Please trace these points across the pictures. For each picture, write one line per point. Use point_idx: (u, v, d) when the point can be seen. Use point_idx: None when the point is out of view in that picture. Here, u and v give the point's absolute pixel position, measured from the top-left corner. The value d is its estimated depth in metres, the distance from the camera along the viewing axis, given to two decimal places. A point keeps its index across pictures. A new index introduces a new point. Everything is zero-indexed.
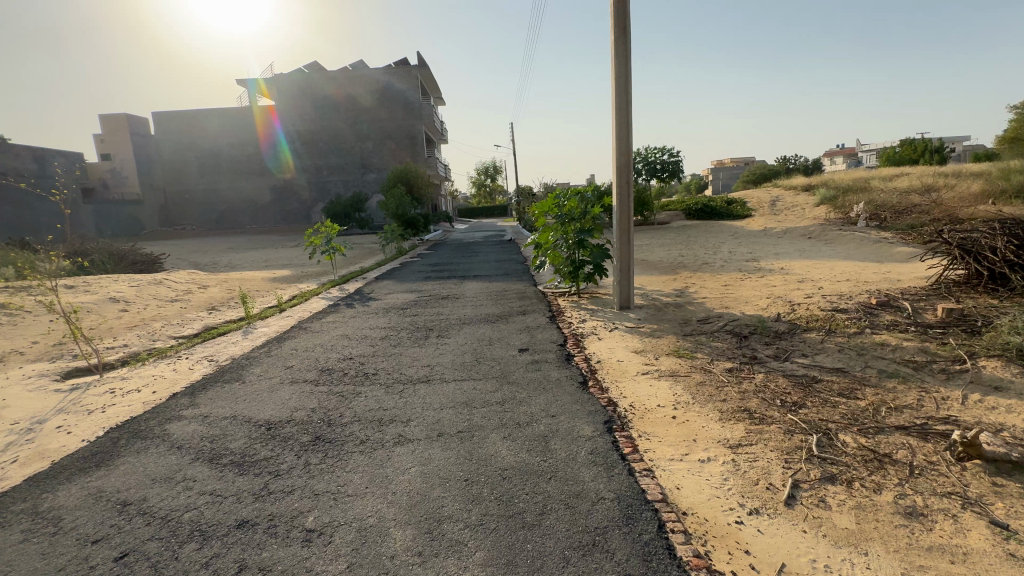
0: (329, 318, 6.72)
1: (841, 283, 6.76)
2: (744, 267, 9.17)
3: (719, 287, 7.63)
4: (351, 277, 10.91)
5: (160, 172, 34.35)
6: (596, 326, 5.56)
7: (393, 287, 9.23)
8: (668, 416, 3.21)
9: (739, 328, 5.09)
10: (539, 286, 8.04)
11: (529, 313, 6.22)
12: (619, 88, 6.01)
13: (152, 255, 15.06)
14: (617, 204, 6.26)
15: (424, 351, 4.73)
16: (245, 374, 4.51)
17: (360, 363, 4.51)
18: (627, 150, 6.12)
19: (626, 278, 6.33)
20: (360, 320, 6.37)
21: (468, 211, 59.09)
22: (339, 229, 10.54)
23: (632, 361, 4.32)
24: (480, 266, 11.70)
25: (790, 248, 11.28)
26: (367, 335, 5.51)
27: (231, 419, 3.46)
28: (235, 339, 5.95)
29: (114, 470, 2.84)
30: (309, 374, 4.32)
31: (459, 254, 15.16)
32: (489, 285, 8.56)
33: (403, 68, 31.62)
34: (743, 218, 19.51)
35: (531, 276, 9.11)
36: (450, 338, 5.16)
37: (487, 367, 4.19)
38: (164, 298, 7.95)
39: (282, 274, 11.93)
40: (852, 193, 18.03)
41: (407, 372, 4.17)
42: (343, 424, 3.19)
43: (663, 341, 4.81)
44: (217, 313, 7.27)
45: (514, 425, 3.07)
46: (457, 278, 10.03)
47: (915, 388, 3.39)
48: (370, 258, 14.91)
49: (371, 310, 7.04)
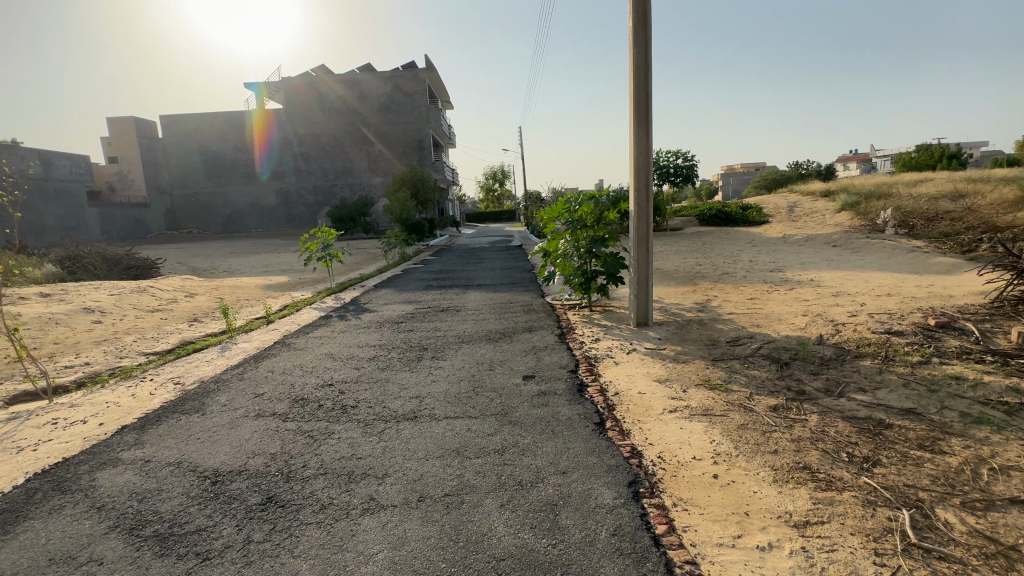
0: (318, 332, 6.15)
1: (884, 299, 6.06)
2: (770, 278, 8.48)
3: (744, 301, 6.95)
4: (349, 285, 10.36)
5: (167, 175, 34.37)
6: (611, 347, 4.92)
7: (391, 296, 8.66)
8: (707, 474, 2.56)
9: (776, 353, 4.43)
10: (547, 298, 7.42)
11: (536, 329, 5.60)
12: (637, 81, 5.38)
13: (147, 259, 14.61)
14: (635, 209, 5.60)
15: (414, 378, 4.11)
16: (207, 403, 3.92)
17: (339, 392, 3.90)
18: (646, 149, 5.48)
19: (644, 292, 5.69)
20: (349, 336, 5.78)
21: (476, 216, 58.64)
22: (337, 234, 9.98)
23: (655, 394, 3.68)
24: (484, 274, 11.10)
25: (816, 257, 10.56)
26: (354, 355, 4.91)
27: (173, 467, 2.86)
28: (211, 356, 5.38)
29: (8, 543, 2.25)
30: (279, 405, 3.72)
31: (463, 261, 14.58)
32: (493, 296, 7.95)
33: (411, 71, 31.27)
34: (759, 224, 18.78)
35: (539, 286, 8.49)
36: (445, 361, 4.54)
37: (486, 400, 3.55)
38: (145, 308, 7.43)
39: (278, 281, 11.42)
40: (875, 199, 17.22)
41: (391, 405, 3.55)
42: (304, 480, 2.59)
43: (690, 368, 4.16)
44: (198, 325, 6.71)
45: (515, 487, 2.44)
46: (459, 287, 9.44)
47: (1017, 441, 2.71)
48: (371, 264, 14.38)
49: (362, 324, 6.44)
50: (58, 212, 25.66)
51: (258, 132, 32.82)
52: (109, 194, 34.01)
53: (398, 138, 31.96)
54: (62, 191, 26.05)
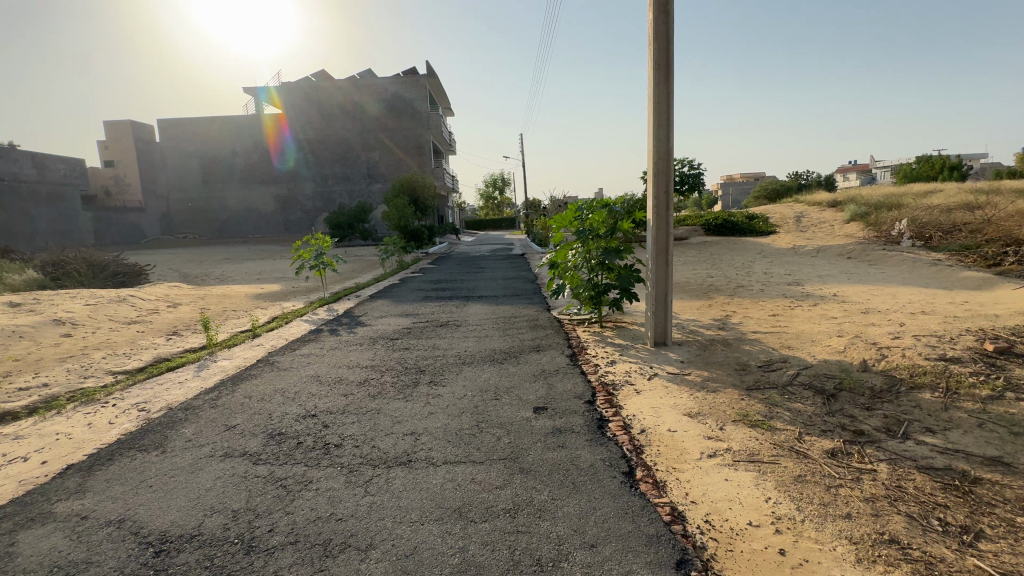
0: (305, 349, 5.64)
1: (923, 317, 5.59)
2: (790, 291, 8.01)
3: (767, 317, 6.48)
4: (343, 295, 9.87)
5: (163, 180, 34.01)
6: (630, 371, 4.43)
7: (388, 308, 8.17)
8: (772, 550, 2.05)
9: (819, 381, 3.93)
10: (554, 313, 6.93)
11: (546, 348, 5.12)
12: (657, 78, 4.92)
13: (135, 265, 14.08)
14: (652, 219, 5.11)
15: (409, 409, 3.60)
16: (170, 437, 3.40)
17: (322, 425, 3.38)
18: (666, 152, 5.01)
19: (662, 310, 5.20)
20: (339, 355, 5.28)
21: (475, 223, 58.20)
22: (332, 242, 9.47)
23: (688, 433, 3.17)
24: (485, 284, 10.62)
25: (833, 269, 10.10)
26: (342, 379, 4.39)
27: (112, 529, 2.34)
28: (185, 377, 4.86)
29: None
30: (251, 443, 3.20)
31: (462, 270, 14.11)
32: (496, 310, 7.47)
33: (411, 77, 30.97)
34: (767, 235, 18.38)
35: (544, 299, 8.02)
36: (444, 387, 4.02)
37: (492, 440, 3.05)
38: (122, 319, 6.91)
39: (269, 290, 10.92)
40: (885, 210, 16.82)
41: (381, 445, 3.04)
42: (269, 551, 2.08)
43: (725, 401, 3.66)
44: (177, 340, 6.20)
45: (532, 567, 1.93)
46: (460, 298, 8.96)
47: None
48: (367, 273, 13.90)
49: (354, 340, 5.93)
50: (51, 216, 25.22)
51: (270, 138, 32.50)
52: (105, 198, 33.56)
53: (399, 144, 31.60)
54: (56, 195, 25.63)
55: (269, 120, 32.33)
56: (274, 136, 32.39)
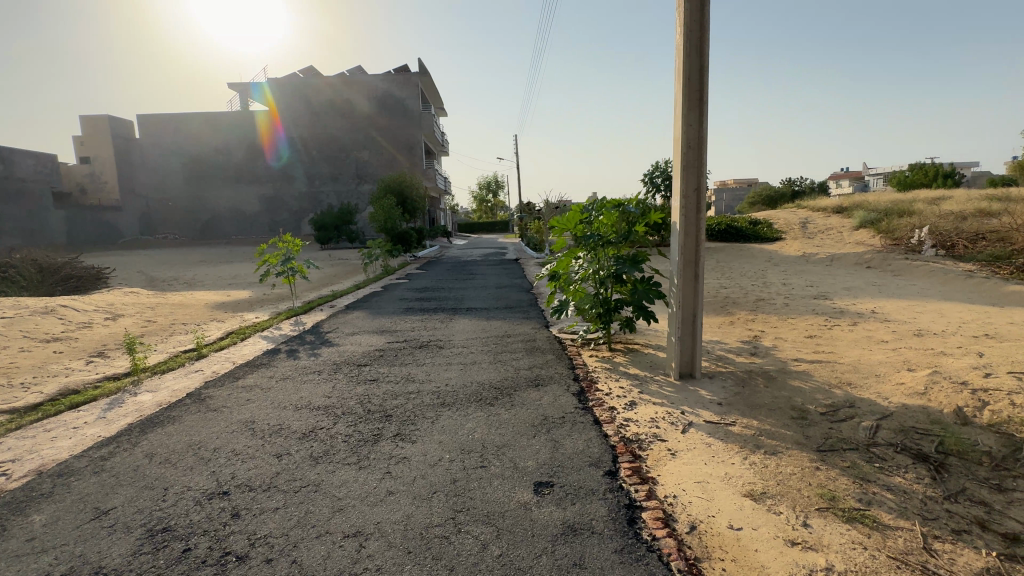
0: (249, 379, 4.58)
1: (995, 344, 4.69)
2: (819, 306, 7.11)
3: (803, 340, 5.54)
4: (315, 305, 8.82)
5: (142, 178, 32.67)
6: (657, 418, 3.45)
7: (362, 322, 7.14)
8: None
9: (910, 440, 2.98)
10: (554, 331, 5.95)
11: (547, 383, 4.12)
12: (687, 48, 3.92)
13: (93, 268, 12.88)
14: (680, 223, 4.13)
15: (359, 485, 2.57)
16: (6, 533, 2.33)
17: (230, 514, 2.35)
18: (698, 140, 4.02)
19: (689, 337, 4.26)
20: (289, 388, 4.24)
21: (467, 226, 56.97)
22: (302, 246, 8.38)
23: (760, 534, 2.18)
24: (474, 294, 9.61)
25: (857, 280, 9.24)
26: (283, 429, 3.35)
27: None
28: (86, 419, 3.78)
29: None
30: (115, 549, 2.15)
31: (452, 276, 13.10)
32: (486, 326, 6.46)
33: (403, 75, 29.93)
34: (772, 241, 17.60)
35: (542, 314, 7.03)
36: (412, 446, 3.00)
37: (473, 550, 2.04)
38: (40, 335, 5.79)
39: (235, 297, 9.82)
40: (896, 216, 16.10)
41: (306, 559, 2.01)
42: None
43: (795, 474, 2.67)
44: (99, 363, 5.11)
45: None
46: (447, 310, 7.97)
47: None
48: (348, 278, 12.83)
49: (312, 367, 4.87)
50: (18, 214, 23.89)
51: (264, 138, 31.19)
52: (80, 196, 32.15)
53: (389, 143, 30.51)
54: (25, 192, 24.34)
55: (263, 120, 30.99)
56: (267, 135, 31.02)
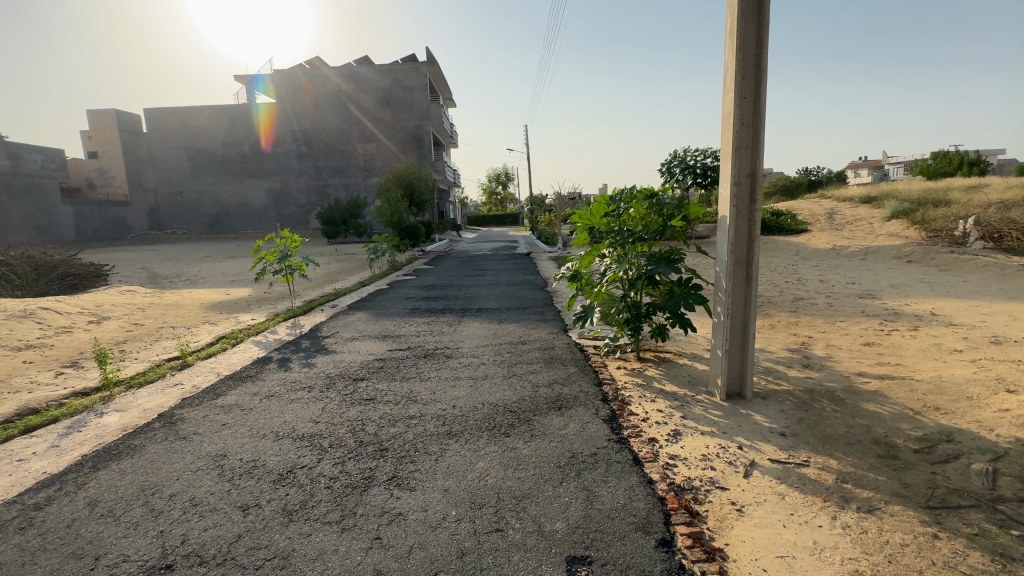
0: (232, 396, 4.03)
1: None
2: (869, 307, 6.38)
3: (860, 348, 4.86)
4: (315, 305, 8.28)
5: (150, 172, 32.50)
6: (711, 455, 2.81)
7: (363, 325, 6.58)
8: None
9: None
10: (574, 338, 5.32)
11: (572, 406, 3.50)
12: (743, 3, 3.26)
13: (92, 265, 12.48)
14: (728, 217, 3.47)
15: (339, 559, 1.99)
16: None
17: None
18: (753, 117, 3.35)
19: (736, 353, 3.62)
20: (273, 410, 3.66)
21: (477, 218, 56.23)
22: (302, 242, 7.84)
23: None
24: (484, 292, 9.01)
25: (902, 276, 8.46)
26: (257, 468, 2.78)
27: None
28: (36, 449, 3.25)
29: None
30: None
31: (462, 272, 12.52)
32: (497, 330, 5.84)
33: (410, 65, 29.22)
34: (797, 233, 16.73)
35: (559, 316, 6.41)
36: (409, 495, 2.42)
37: None
38: (13, 342, 5.31)
39: (234, 296, 9.32)
40: (932, 206, 15.14)
41: None
42: None
43: (908, 547, 2.03)
44: (70, 376, 4.60)
45: None
46: (455, 311, 7.38)
47: None
48: (353, 275, 12.29)
49: (303, 381, 4.30)
50: (26, 210, 23.78)
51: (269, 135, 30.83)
52: (89, 191, 32.04)
53: (397, 135, 29.89)
54: (33, 187, 24.25)
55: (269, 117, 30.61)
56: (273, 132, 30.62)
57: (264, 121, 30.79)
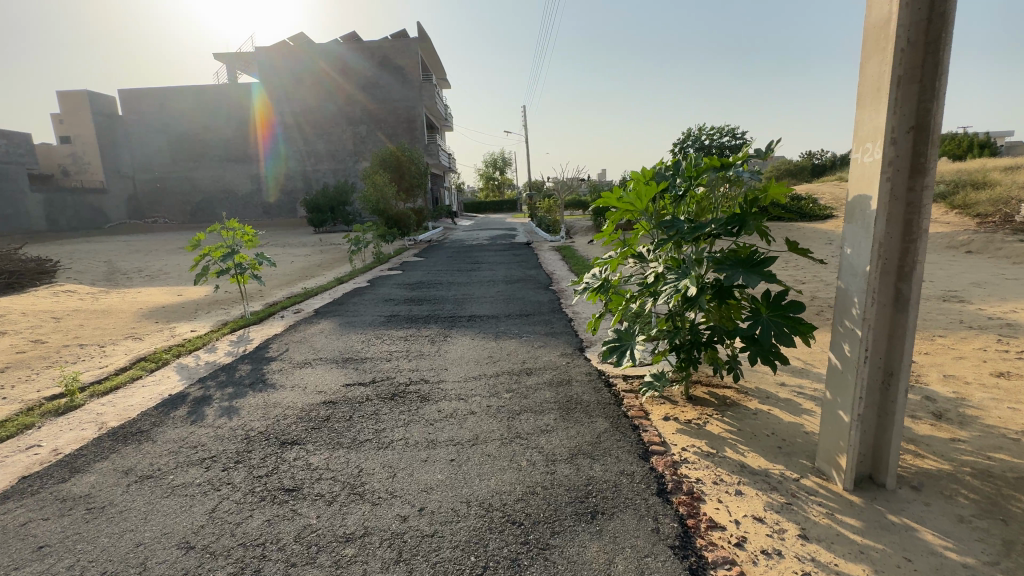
0: (87, 479, 2.64)
1: None
2: (968, 315, 5.01)
3: (999, 382, 3.49)
4: (275, 311, 6.88)
5: (127, 158, 30.77)
6: None
7: (323, 341, 5.19)
8: None
9: None
10: (597, 367, 3.94)
11: (610, 512, 2.13)
12: None
13: (33, 260, 10.97)
14: (875, 201, 2.06)
15: None
16: None
17: None
18: (929, 26, 1.94)
19: (869, 419, 2.26)
20: (131, 515, 2.28)
21: (474, 206, 54.64)
22: (256, 235, 6.43)
23: None
24: (479, 292, 7.62)
25: (977, 270, 7.11)
26: None
27: None
28: None
29: None
30: None
31: (455, 265, 11.11)
32: (493, 353, 4.43)
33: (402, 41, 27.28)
34: (821, 219, 15.38)
35: (573, 331, 5.02)
36: None
37: None
38: None
39: (184, 299, 7.90)
40: (972, 189, 13.76)
41: None
42: None
43: None
44: None
45: None
46: (442, 320, 5.98)
47: None
48: (331, 271, 10.85)
49: (206, 446, 2.92)
50: None
51: (261, 122, 29.00)
52: (62, 178, 30.31)
53: (389, 118, 28.13)
54: None
55: (260, 101, 28.66)
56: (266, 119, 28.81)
57: (256, 107, 28.89)
